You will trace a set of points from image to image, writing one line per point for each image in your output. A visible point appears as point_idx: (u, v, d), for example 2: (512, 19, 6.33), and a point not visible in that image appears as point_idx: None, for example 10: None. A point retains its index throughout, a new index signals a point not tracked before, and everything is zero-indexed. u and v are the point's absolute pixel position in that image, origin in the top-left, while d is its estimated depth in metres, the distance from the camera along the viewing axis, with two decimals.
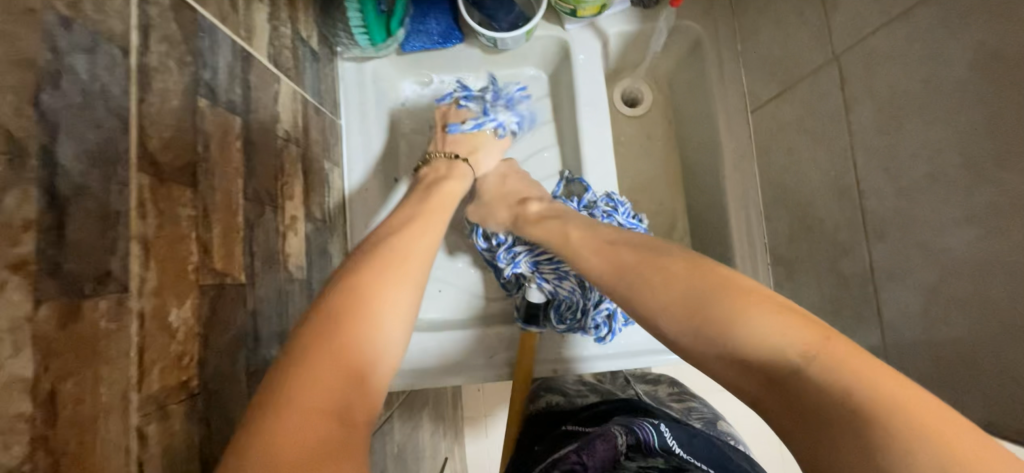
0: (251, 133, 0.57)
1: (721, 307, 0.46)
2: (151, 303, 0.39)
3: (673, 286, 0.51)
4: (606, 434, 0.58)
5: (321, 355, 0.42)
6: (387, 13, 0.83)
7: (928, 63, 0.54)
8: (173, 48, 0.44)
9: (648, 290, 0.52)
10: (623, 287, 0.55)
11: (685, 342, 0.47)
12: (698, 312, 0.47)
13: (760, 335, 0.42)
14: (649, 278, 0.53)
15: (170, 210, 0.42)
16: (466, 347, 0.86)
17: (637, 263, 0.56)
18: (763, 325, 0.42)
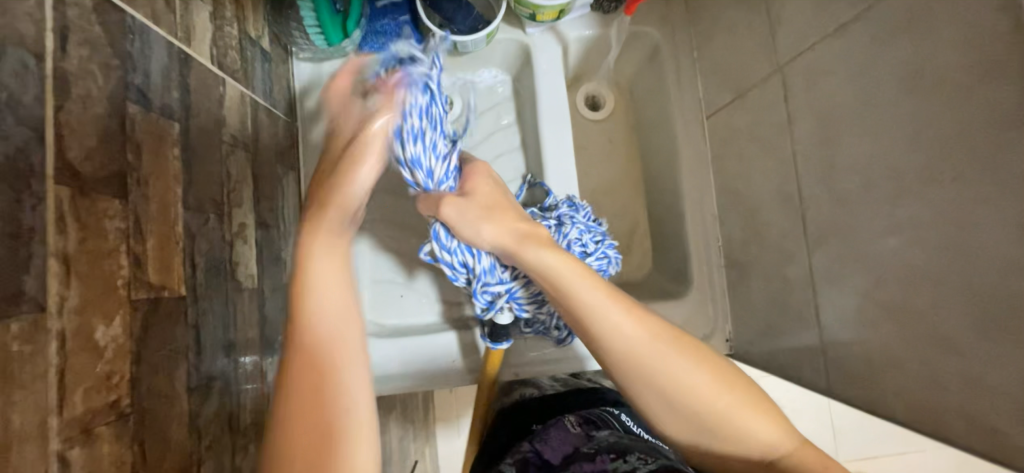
0: (191, 139, 0.55)
1: (704, 393, 0.51)
2: (73, 322, 0.38)
3: (669, 362, 0.52)
4: (558, 423, 0.60)
5: (297, 421, 0.49)
6: (343, 13, 0.81)
7: (856, 78, 0.57)
8: (96, 51, 0.42)
9: (666, 369, 0.52)
10: (651, 362, 0.53)
11: (678, 425, 0.53)
12: (709, 401, 0.51)
13: (748, 429, 0.51)
14: (671, 360, 0.52)
15: (96, 223, 0.41)
16: (433, 351, 0.87)
17: (653, 338, 0.53)
18: (760, 427, 0.51)
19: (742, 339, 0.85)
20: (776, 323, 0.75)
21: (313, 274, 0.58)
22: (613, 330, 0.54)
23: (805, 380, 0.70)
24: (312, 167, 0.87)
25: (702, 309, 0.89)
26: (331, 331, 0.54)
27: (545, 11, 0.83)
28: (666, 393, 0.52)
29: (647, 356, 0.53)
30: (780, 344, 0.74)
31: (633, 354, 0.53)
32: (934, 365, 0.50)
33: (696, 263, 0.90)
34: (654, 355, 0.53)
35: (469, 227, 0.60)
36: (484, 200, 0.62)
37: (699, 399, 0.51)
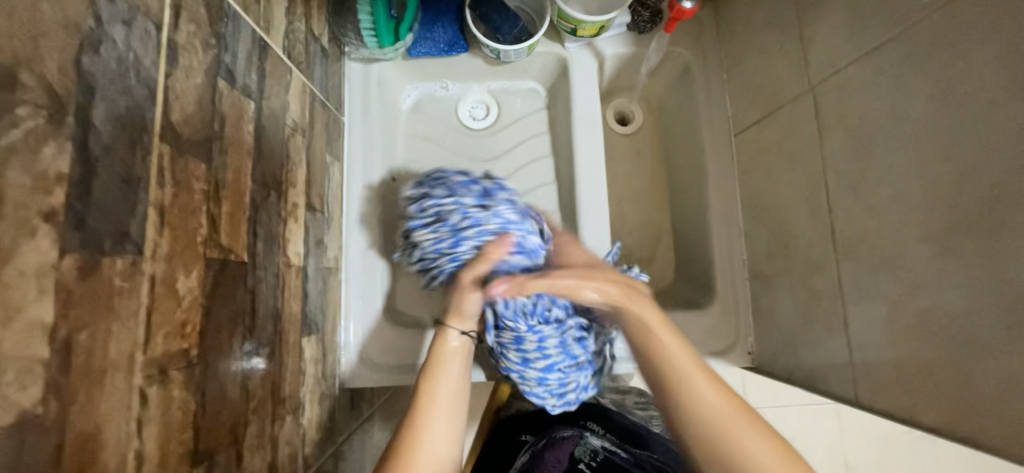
0: (262, 118, 0.59)
1: (741, 429, 0.59)
2: (162, 268, 0.40)
3: (708, 394, 0.62)
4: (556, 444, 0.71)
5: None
6: (397, 19, 0.87)
7: (889, 94, 0.60)
8: (199, 29, 0.47)
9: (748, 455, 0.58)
10: (726, 444, 0.59)
11: None
12: None
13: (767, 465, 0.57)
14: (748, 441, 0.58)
15: (186, 181, 0.44)
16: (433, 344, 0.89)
17: (729, 412, 0.60)
18: None
19: (766, 350, 0.86)
20: (802, 333, 0.76)
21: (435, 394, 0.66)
22: (658, 357, 0.65)
23: (832, 390, 0.70)
24: (355, 159, 0.91)
25: (725, 319, 0.91)
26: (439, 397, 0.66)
27: (587, 26, 0.88)
28: (705, 421, 0.60)
29: (683, 383, 0.63)
30: (807, 354, 0.75)
31: (667, 378, 0.64)
32: (969, 370, 0.51)
33: (720, 274, 0.92)
34: (727, 417, 0.60)
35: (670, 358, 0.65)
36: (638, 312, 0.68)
37: (726, 427, 0.59)
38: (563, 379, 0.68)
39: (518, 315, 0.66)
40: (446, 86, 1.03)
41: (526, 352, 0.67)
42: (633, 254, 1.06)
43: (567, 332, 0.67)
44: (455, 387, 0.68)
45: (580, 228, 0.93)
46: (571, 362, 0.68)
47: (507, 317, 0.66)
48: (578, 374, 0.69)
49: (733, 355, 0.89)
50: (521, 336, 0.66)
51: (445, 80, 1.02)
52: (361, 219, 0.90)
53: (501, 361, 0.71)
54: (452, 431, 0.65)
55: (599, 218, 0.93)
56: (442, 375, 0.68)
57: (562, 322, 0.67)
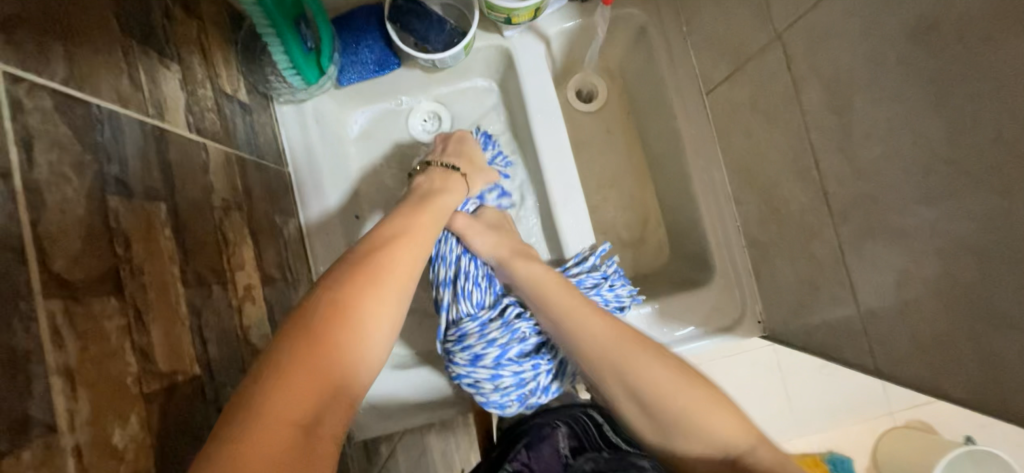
0: (180, 214, 0.54)
1: (636, 351, 0.59)
2: (88, 433, 0.37)
3: (597, 327, 0.62)
4: (551, 437, 0.69)
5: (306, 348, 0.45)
6: (315, 50, 0.80)
7: (867, 37, 0.52)
8: (65, 152, 0.41)
9: (642, 368, 0.58)
10: (620, 362, 0.59)
11: (659, 412, 0.56)
12: (683, 394, 0.56)
13: (660, 380, 0.57)
14: (639, 355, 0.59)
15: (94, 327, 0.40)
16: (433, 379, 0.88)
17: (619, 336, 0.61)
18: (722, 425, 0.54)
19: (774, 321, 0.81)
20: (807, 301, 0.71)
21: (396, 238, 0.59)
22: (553, 303, 0.66)
23: (846, 359, 0.66)
24: (310, 209, 0.86)
25: (728, 294, 0.86)
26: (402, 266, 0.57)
27: (521, 12, 0.79)
28: (600, 348, 0.60)
29: (574, 316, 0.64)
30: (817, 323, 0.70)
31: (563, 317, 0.65)
32: (991, 343, 0.46)
33: (715, 247, 0.86)
34: (624, 342, 0.60)
35: (558, 300, 0.66)
36: (533, 276, 0.69)
37: (623, 354, 0.59)
38: (512, 370, 0.71)
39: (465, 302, 0.74)
40: (400, 102, 0.95)
41: (472, 347, 0.71)
42: (623, 238, 1.00)
43: (506, 314, 0.72)
44: (420, 237, 0.62)
45: (558, 229, 0.87)
46: (518, 350, 0.72)
47: (458, 299, 0.74)
48: (530, 364, 0.72)
49: (742, 329, 0.84)
50: (466, 331, 0.72)
51: (399, 96, 0.94)
52: None
53: (453, 366, 0.73)
54: (405, 286, 0.56)
55: (581, 217, 0.87)
56: (416, 228, 0.62)
57: (499, 305, 0.73)
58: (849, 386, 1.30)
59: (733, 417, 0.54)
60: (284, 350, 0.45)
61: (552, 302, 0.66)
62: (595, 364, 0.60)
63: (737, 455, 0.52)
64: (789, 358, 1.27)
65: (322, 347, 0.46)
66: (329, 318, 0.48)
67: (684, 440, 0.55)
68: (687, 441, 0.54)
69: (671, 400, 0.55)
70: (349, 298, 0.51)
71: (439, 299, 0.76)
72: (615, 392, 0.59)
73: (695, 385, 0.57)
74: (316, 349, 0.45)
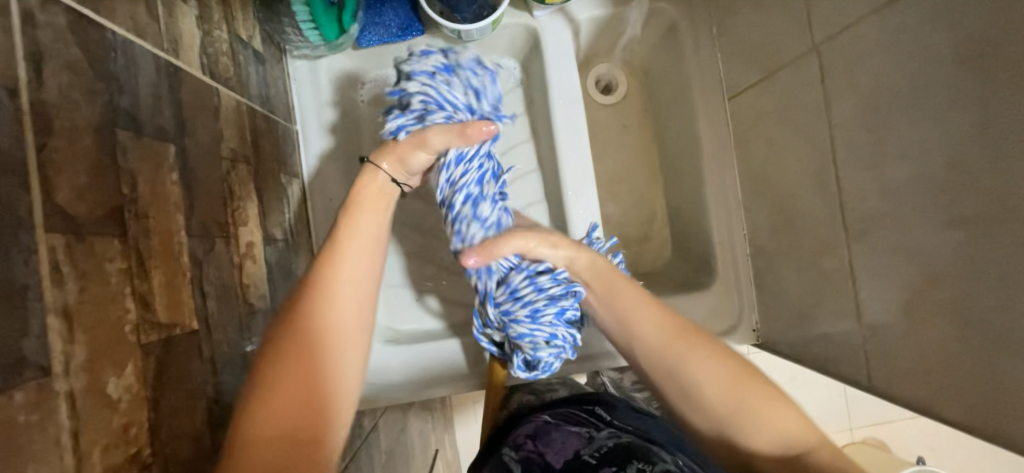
0: (189, 160, 0.51)
1: (690, 353, 0.58)
2: (82, 379, 0.35)
3: (663, 326, 0.60)
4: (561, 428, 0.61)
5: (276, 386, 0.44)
6: (338, 6, 0.75)
7: (912, 57, 0.51)
8: (77, 76, 0.38)
9: (702, 364, 0.57)
10: (681, 360, 0.58)
11: (722, 411, 0.55)
12: (745, 397, 0.55)
13: (717, 381, 0.56)
14: (704, 353, 0.58)
15: (95, 268, 0.37)
16: (441, 356, 0.87)
17: (681, 333, 0.59)
18: (783, 423, 0.54)
19: (770, 329, 0.82)
20: (807, 313, 0.73)
21: (350, 253, 0.54)
22: (615, 296, 0.63)
23: (840, 372, 0.67)
24: (314, 172, 0.83)
25: (727, 300, 0.87)
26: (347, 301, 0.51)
27: None
28: (664, 346, 0.59)
29: (631, 317, 0.62)
30: (814, 336, 0.71)
31: (626, 315, 0.62)
32: (995, 368, 0.48)
33: (720, 252, 0.87)
34: (688, 342, 0.59)
35: (625, 291, 0.63)
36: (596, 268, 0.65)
37: (689, 354, 0.58)
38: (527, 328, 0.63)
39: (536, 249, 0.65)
40: None
41: (539, 300, 0.63)
42: (627, 235, 1.00)
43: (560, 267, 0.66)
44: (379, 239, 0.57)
45: (568, 218, 0.86)
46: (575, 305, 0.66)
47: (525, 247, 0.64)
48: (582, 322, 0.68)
49: (737, 335, 0.85)
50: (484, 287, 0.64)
51: None
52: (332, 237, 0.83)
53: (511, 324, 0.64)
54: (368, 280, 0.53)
55: (593, 209, 0.86)
56: (362, 219, 0.56)
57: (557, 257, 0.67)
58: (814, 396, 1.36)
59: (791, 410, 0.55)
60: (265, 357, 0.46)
61: (621, 295, 0.63)
62: (656, 357, 0.59)
63: (802, 451, 0.52)
64: (762, 365, 1.32)
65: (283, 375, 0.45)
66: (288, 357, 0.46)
67: (745, 440, 0.54)
68: (748, 440, 0.54)
69: (726, 401, 0.55)
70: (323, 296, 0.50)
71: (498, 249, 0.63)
72: (674, 394, 0.58)
73: (760, 390, 0.56)
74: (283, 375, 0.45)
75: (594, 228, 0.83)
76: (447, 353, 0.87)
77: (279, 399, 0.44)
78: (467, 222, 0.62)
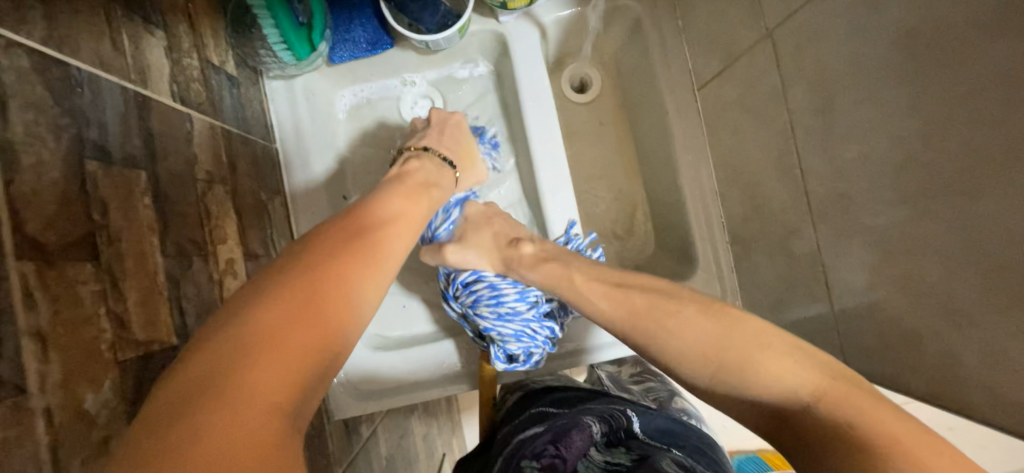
0: (161, 184, 0.53)
1: (661, 314, 0.54)
2: (59, 397, 0.37)
3: (612, 301, 0.58)
4: (580, 426, 0.59)
5: (302, 319, 0.38)
6: (307, 25, 0.78)
7: (855, 38, 0.52)
8: (42, 113, 0.41)
9: (665, 332, 0.53)
10: (641, 332, 0.54)
11: (705, 378, 0.49)
12: (723, 355, 0.49)
13: (691, 335, 0.51)
14: (663, 319, 0.53)
15: (68, 292, 0.40)
16: (431, 359, 0.89)
17: (634, 306, 0.56)
18: (781, 376, 0.45)
19: (751, 316, 0.82)
20: (783, 298, 0.73)
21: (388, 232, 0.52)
22: (568, 287, 0.63)
23: None
24: (297, 188, 0.85)
25: (708, 290, 0.87)
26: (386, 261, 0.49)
27: None
28: (621, 321, 0.56)
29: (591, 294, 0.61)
30: (791, 320, 0.72)
31: (583, 299, 0.61)
32: (955, 341, 0.48)
33: (698, 242, 0.88)
34: (643, 309, 0.55)
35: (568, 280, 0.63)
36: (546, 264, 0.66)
37: (647, 326, 0.54)
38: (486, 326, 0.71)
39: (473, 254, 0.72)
40: (405, 81, 0.94)
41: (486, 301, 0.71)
42: (609, 231, 1.01)
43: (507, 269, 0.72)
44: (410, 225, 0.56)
45: (545, 218, 0.88)
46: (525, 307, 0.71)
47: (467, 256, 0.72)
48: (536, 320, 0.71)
49: None
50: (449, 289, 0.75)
51: (402, 74, 0.93)
52: None
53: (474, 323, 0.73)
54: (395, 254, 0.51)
55: (570, 205, 0.87)
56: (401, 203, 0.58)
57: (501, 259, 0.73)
58: None
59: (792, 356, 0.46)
60: (291, 301, 0.39)
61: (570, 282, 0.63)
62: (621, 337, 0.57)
63: (793, 412, 0.44)
64: None
65: (307, 311, 0.39)
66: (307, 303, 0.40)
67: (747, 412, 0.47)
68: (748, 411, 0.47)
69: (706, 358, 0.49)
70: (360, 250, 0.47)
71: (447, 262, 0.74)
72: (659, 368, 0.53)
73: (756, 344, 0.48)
74: (311, 312, 0.39)
75: (572, 225, 0.85)
76: (436, 354, 0.89)
77: (298, 335, 0.37)
78: (427, 229, 0.77)
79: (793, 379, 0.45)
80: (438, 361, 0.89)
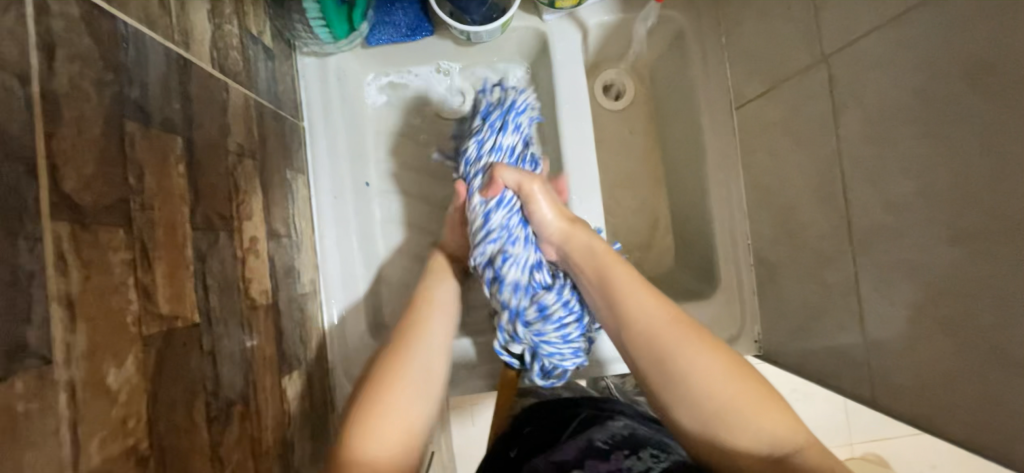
0: (195, 152, 0.51)
1: (693, 342, 0.58)
2: (83, 369, 0.35)
3: (654, 311, 0.61)
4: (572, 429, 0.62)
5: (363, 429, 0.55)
6: (349, 4, 0.76)
7: (920, 72, 0.51)
8: (88, 66, 0.38)
9: (694, 356, 0.58)
10: (667, 347, 0.59)
11: (710, 408, 0.55)
12: (730, 397, 0.55)
13: (711, 374, 0.56)
14: (695, 346, 0.58)
15: (100, 258, 0.37)
16: None
17: (674, 322, 0.60)
18: (770, 429, 0.54)
19: (771, 340, 0.82)
20: (809, 325, 0.72)
21: (427, 323, 0.66)
22: (606, 279, 0.65)
23: (841, 386, 0.67)
24: (321, 170, 0.83)
25: (728, 310, 0.86)
26: (420, 352, 0.62)
27: None
28: (650, 332, 0.60)
29: (626, 298, 0.63)
30: (815, 348, 0.71)
31: (616, 300, 0.64)
32: (998, 385, 0.47)
33: (722, 261, 0.87)
34: (678, 335, 0.59)
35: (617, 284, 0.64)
36: (588, 258, 0.67)
37: (677, 346, 0.58)
38: (556, 348, 0.71)
39: (541, 271, 0.72)
40: (440, 68, 0.91)
41: (558, 319, 0.71)
42: (630, 242, 1.00)
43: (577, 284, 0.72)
44: (448, 304, 0.69)
45: None
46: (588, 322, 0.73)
47: (538, 272, 0.71)
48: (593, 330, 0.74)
49: (737, 346, 0.85)
50: (516, 304, 0.70)
51: (438, 61, 0.90)
52: (336, 235, 0.83)
53: (542, 344, 0.71)
54: (435, 344, 0.64)
55: (597, 213, 0.86)
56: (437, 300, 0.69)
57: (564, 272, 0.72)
58: (811, 408, 1.33)
59: (787, 417, 0.55)
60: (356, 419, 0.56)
61: (610, 283, 0.65)
62: (641, 342, 0.60)
63: (784, 454, 0.53)
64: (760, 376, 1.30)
65: (366, 422, 0.56)
66: (383, 397, 0.57)
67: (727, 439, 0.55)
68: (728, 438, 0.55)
69: (719, 394, 0.55)
70: (400, 347, 0.63)
71: (509, 278, 0.70)
72: (658, 383, 0.59)
73: (747, 391, 0.56)
74: (370, 422, 0.56)
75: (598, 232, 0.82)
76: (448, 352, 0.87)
77: (364, 442, 0.54)
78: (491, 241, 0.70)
79: (782, 430, 0.54)
80: (450, 360, 0.86)
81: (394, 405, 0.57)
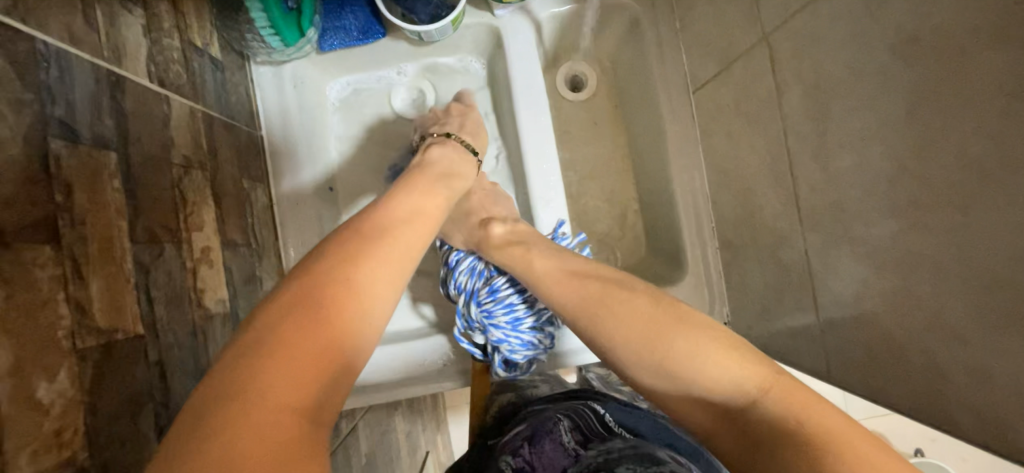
0: (133, 166, 0.51)
1: (614, 307, 0.57)
2: (9, 384, 0.36)
3: (562, 291, 0.62)
4: (552, 432, 0.55)
5: (310, 322, 0.39)
6: (297, 11, 0.76)
7: (850, 45, 0.51)
8: (2, 88, 0.39)
9: (611, 316, 0.56)
10: (586, 322, 0.58)
11: (646, 377, 0.51)
12: (666, 347, 0.50)
13: (631, 334, 0.53)
14: (614, 310, 0.56)
15: (23, 275, 0.38)
16: (415, 356, 0.87)
17: (583, 297, 0.60)
18: (717, 372, 0.47)
19: (739, 323, 0.81)
20: (772, 306, 0.72)
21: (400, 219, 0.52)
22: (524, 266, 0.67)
23: (804, 364, 0.67)
24: (282, 176, 0.84)
25: (697, 295, 0.86)
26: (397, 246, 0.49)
27: None
28: (572, 311, 0.60)
29: (547, 284, 0.64)
30: (780, 328, 0.71)
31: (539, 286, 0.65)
32: (938, 355, 0.48)
33: (689, 247, 0.86)
34: (596, 309, 0.58)
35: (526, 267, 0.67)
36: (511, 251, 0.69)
37: (602, 317, 0.57)
38: (505, 332, 0.73)
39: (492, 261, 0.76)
40: (399, 71, 0.92)
41: (504, 301, 0.74)
42: (600, 232, 0.99)
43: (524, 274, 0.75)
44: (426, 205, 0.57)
45: (534, 216, 0.87)
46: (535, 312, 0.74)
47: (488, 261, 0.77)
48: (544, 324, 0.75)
49: None
50: (473, 286, 0.76)
51: (395, 64, 0.91)
52: (300, 241, 0.84)
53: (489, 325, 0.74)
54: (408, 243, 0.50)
55: (559, 204, 0.86)
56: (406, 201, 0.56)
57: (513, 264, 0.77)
58: None
59: (743, 362, 0.47)
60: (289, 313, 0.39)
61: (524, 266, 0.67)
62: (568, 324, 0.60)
63: (734, 407, 0.45)
64: None
65: (312, 317, 0.39)
66: (333, 289, 0.42)
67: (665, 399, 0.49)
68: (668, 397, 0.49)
69: (646, 355, 0.51)
70: (365, 240, 0.47)
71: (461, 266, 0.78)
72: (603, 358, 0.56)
73: (703, 337, 0.50)
74: (314, 312, 0.39)
75: (561, 225, 0.83)
76: (422, 350, 0.87)
77: (302, 339, 0.37)
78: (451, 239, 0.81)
79: (737, 372, 0.46)
80: (424, 359, 0.87)
81: (346, 302, 0.41)
